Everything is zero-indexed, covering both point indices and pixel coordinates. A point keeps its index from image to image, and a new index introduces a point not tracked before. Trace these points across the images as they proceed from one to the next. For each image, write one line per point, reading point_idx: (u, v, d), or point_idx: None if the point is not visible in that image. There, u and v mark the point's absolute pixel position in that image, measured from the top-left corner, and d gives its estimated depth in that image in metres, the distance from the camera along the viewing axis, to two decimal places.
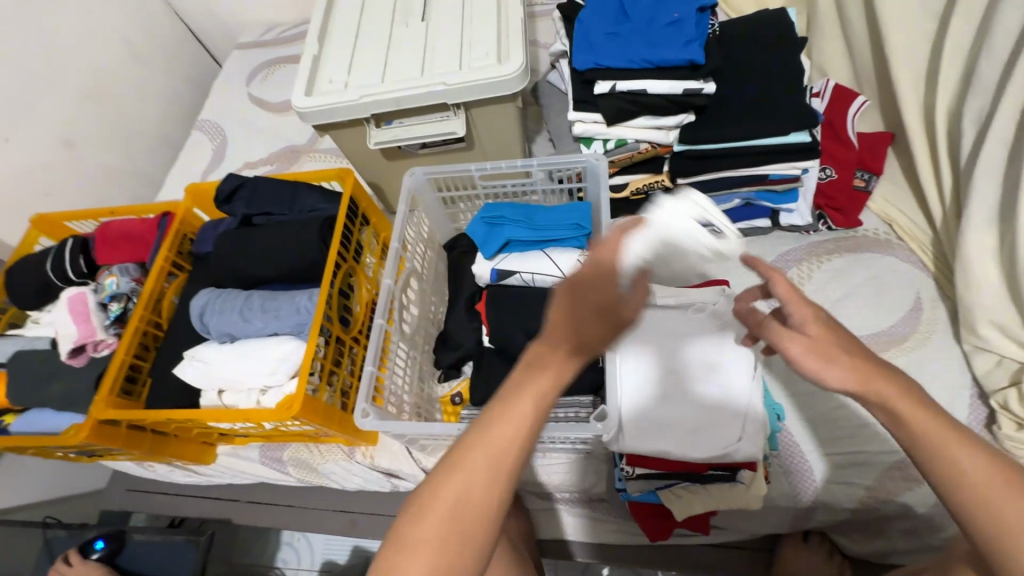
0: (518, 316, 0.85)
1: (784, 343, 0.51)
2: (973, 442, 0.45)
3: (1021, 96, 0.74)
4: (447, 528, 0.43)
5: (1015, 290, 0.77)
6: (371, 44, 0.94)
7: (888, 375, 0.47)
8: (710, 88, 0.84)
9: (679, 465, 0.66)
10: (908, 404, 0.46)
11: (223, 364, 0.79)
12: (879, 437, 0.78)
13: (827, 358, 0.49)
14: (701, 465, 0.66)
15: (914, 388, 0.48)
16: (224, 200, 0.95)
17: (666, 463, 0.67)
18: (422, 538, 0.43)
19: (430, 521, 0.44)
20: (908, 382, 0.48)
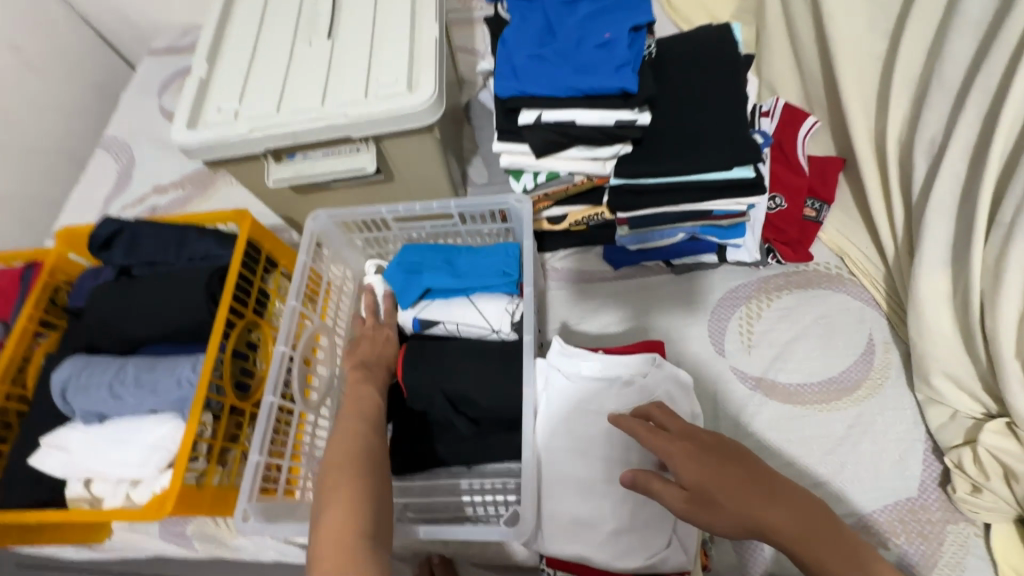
0: (437, 377, 0.76)
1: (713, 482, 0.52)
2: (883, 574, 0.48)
3: (974, 130, 0.68)
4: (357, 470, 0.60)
5: (970, 340, 0.71)
6: (268, 64, 0.82)
7: (801, 503, 0.51)
8: (644, 120, 0.76)
9: (604, 573, 0.64)
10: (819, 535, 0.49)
11: (88, 453, 0.68)
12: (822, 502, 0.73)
13: (752, 498, 0.51)
14: (627, 573, 0.63)
15: (825, 516, 0.51)
16: (100, 247, 0.82)
17: (592, 570, 0.64)
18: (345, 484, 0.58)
19: (345, 476, 0.59)
20: (809, 505, 0.52)
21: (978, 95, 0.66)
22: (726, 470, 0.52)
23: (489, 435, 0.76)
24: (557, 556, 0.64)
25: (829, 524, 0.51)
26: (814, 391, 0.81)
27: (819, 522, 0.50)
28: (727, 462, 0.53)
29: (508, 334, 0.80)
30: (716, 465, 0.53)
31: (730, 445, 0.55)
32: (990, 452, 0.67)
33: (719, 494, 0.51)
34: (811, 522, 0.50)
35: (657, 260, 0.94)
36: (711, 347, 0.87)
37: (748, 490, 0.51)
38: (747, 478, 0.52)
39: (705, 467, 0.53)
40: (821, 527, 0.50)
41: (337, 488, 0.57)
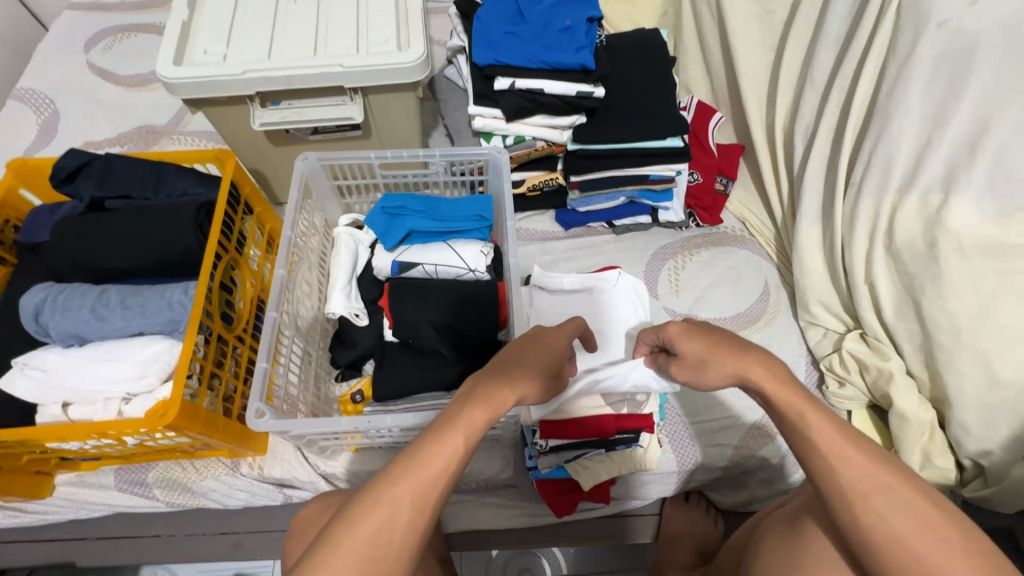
0: (423, 306, 0.84)
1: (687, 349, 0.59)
2: (836, 424, 0.51)
3: (835, 116, 0.92)
4: (418, 499, 0.48)
5: (834, 274, 0.94)
6: (252, 14, 0.86)
7: (760, 358, 0.54)
8: (600, 93, 0.91)
9: (589, 434, 0.76)
10: (773, 383, 0.53)
11: (72, 372, 0.67)
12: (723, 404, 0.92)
13: (735, 354, 0.55)
14: (611, 430, 0.76)
15: (790, 379, 0.54)
16: (64, 179, 0.80)
17: (580, 432, 0.75)
18: (395, 497, 0.47)
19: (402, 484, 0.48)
20: (772, 361, 0.55)
21: (837, 90, 0.90)
22: (710, 338, 0.57)
23: (470, 357, 0.85)
24: (551, 424, 0.76)
25: (797, 381, 0.54)
26: (727, 323, 1.01)
27: (780, 378, 0.54)
28: (711, 329, 0.58)
29: (483, 273, 0.90)
30: (704, 331, 0.58)
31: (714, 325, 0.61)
32: (851, 354, 0.90)
33: (703, 356, 0.57)
34: (784, 380, 0.53)
35: (601, 221, 1.10)
36: (647, 291, 1.05)
37: (728, 349, 0.55)
38: (733, 345, 0.56)
39: (691, 334, 0.58)
40: (788, 381, 0.53)
41: (391, 489, 0.47)
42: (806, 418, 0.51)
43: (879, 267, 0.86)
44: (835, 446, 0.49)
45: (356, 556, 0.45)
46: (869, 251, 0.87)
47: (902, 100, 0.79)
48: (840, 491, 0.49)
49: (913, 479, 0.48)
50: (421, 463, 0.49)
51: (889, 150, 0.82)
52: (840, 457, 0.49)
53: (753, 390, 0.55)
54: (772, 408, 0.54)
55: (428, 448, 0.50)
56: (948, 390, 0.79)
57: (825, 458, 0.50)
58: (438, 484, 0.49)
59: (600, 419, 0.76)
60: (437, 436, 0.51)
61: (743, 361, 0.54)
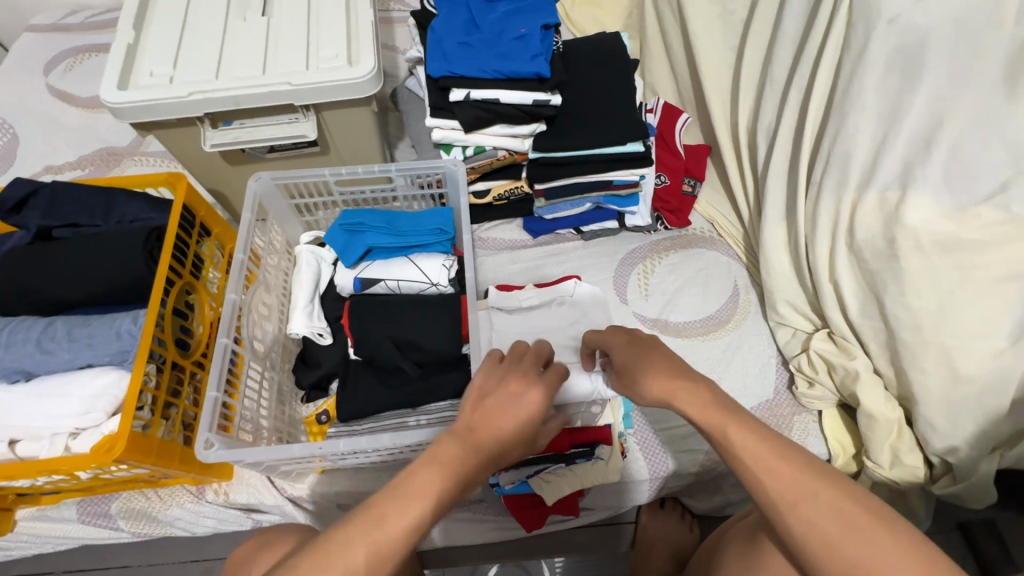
0: (384, 323, 0.83)
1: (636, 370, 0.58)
2: (758, 433, 0.50)
3: (794, 115, 0.92)
4: (374, 563, 0.44)
5: (801, 274, 0.94)
6: (200, 34, 0.85)
7: (686, 381, 0.54)
8: (557, 100, 0.90)
9: (546, 449, 0.77)
10: (698, 403, 0.52)
11: (17, 409, 0.66)
12: None
13: (664, 375, 0.55)
14: (565, 445, 0.77)
15: (714, 394, 0.53)
16: (10, 209, 0.79)
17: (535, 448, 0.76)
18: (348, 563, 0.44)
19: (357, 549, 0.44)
20: (700, 382, 0.54)
21: (794, 89, 0.90)
22: (647, 360, 0.58)
23: (434, 373, 0.83)
24: None
25: (720, 395, 0.53)
26: (697, 326, 1.01)
27: (705, 397, 0.53)
28: (647, 352, 0.60)
29: (445, 286, 0.89)
30: (645, 354, 0.59)
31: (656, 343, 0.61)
32: (819, 354, 0.89)
33: (640, 377, 0.58)
34: (708, 396, 0.53)
35: (569, 227, 1.09)
36: (616, 297, 1.04)
37: (665, 375, 0.55)
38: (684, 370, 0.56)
39: (633, 359, 0.60)
40: (710, 397, 0.53)
41: (343, 555, 0.44)
42: (729, 433, 0.50)
43: (843, 266, 0.85)
44: (757, 457, 0.48)
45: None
46: (832, 250, 0.87)
47: (857, 98, 0.79)
48: (771, 505, 0.47)
49: (840, 482, 0.47)
50: (381, 527, 0.46)
51: (847, 149, 0.81)
52: (763, 469, 0.48)
53: (680, 411, 0.54)
54: (699, 428, 0.53)
55: (390, 511, 0.46)
56: (913, 387, 0.79)
57: (751, 472, 0.48)
58: (394, 548, 0.45)
59: (554, 434, 0.77)
60: (397, 491, 0.48)
61: (669, 382, 0.55)
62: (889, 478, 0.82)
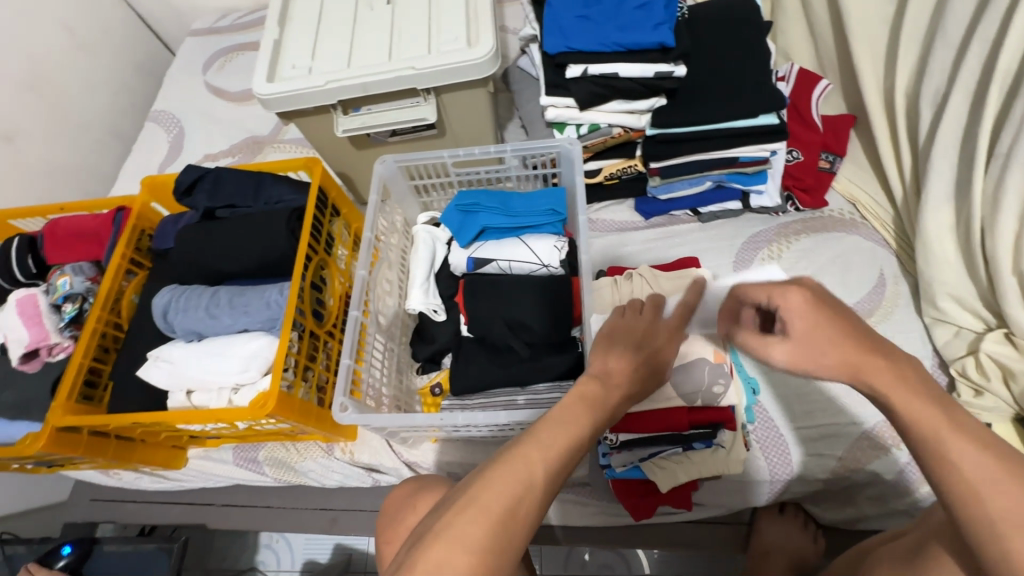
0: (496, 304, 0.84)
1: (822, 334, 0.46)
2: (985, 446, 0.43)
3: (976, 74, 0.77)
4: (551, 474, 0.47)
5: (972, 264, 0.80)
6: (334, 26, 0.91)
7: (894, 363, 0.46)
8: (680, 73, 0.84)
9: (664, 427, 0.73)
10: (906, 389, 0.45)
11: (190, 365, 0.76)
12: (834, 410, 0.82)
13: (856, 350, 0.46)
14: (684, 423, 0.72)
15: (923, 389, 0.45)
16: (184, 193, 0.91)
17: (652, 423, 0.73)
18: (529, 470, 0.46)
19: (535, 458, 0.47)
20: (910, 367, 0.46)
21: (976, 43, 0.76)
22: (839, 328, 0.46)
23: (543, 355, 0.84)
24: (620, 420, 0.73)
25: (931, 389, 0.46)
26: None
27: (914, 391, 0.45)
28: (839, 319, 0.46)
29: (556, 268, 0.89)
30: (829, 321, 0.46)
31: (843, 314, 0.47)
32: (992, 358, 0.76)
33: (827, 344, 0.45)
34: (916, 384, 0.45)
35: (685, 208, 1.03)
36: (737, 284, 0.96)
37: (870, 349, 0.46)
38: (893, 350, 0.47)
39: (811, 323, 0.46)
40: (918, 391, 0.45)
41: (519, 462, 0.47)
42: (940, 435, 0.44)
43: None
44: (977, 471, 0.42)
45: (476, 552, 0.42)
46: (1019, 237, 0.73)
47: None
48: (980, 519, 0.41)
49: None
50: (548, 441, 0.49)
51: None
52: (979, 478, 0.42)
53: (872, 394, 0.47)
54: (897, 417, 0.46)
55: (555, 428, 0.50)
56: None
57: (967, 485, 0.42)
58: (564, 464, 0.48)
59: (671, 410, 0.73)
60: (563, 419, 0.51)
61: (863, 361, 0.46)
62: None
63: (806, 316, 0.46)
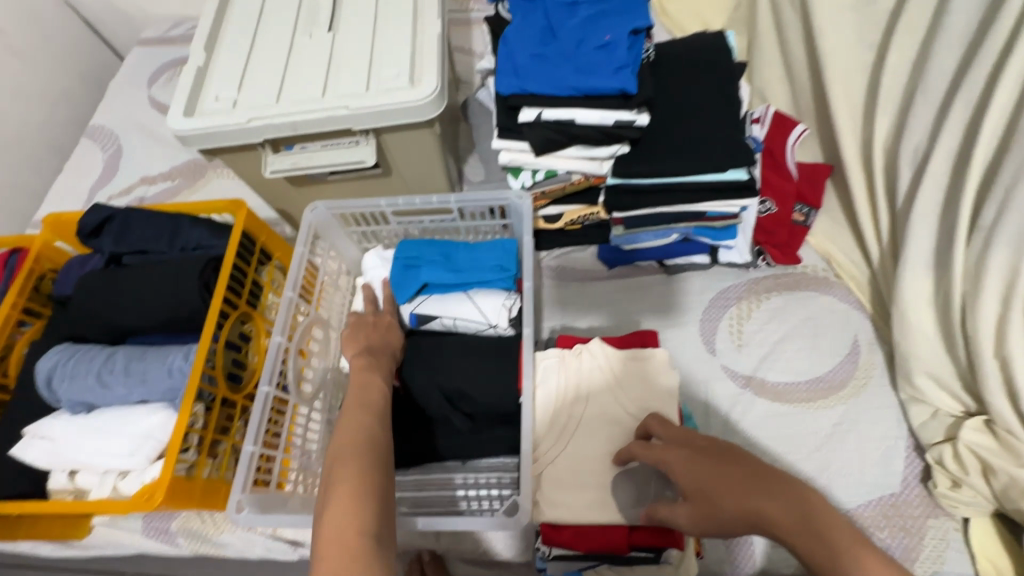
0: (433, 373, 0.76)
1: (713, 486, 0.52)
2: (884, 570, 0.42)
3: (958, 136, 0.71)
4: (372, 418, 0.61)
5: (951, 341, 0.74)
6: (267, 54, 0.82)
7: (785, 496, 0.48)
8: (643, 121, 0.77)
9: (599, 546, 0.65)
10: (795, 518, 0.47)
11: (73, 445, 0.66)
12: None
13: (745, 493, 0.50)
14: (622, 545, 0.64)
15: (814, 513, 0.47)
16: (88, 234, 0.81)
17: (584, 542, 0.65)
18: (354, 422, 0.60)
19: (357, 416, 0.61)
20: (800, 498, 0.48)
21: (959, 104, 0.70)
22: (724, 473, 0.52)
23: (486, 430, 0.76)
24: (555, 530, 0.66)
25: (821, 517, 0.46)
26: (803, 389, 0.84)
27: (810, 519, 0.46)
28: (723, 463, 0.53)
29: (505, 329, 0.81)
30: (713, 467, 0.53)
31: (726, 452, 0.55)
32: (969, 448, 0.69)
33: (714, 492, 0.51)
34: (798, 506, 0.47)
35: (651, 259, 0.95)
36: (702, 345, 0.89)
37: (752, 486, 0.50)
38: (782, 486, 0.49)
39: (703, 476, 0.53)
40: (808, 519, 0.46)
41: (349, 424, 0.59)
42: (836, 564, 0.44)
43: (1016, 339, 0.65)
44: None
45: (356, 523, 0.49)
46: (1001, 319, 0.66)
47: None
48: None
49: None
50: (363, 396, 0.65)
51: None
52: None
53: (771, 531, 0.48)
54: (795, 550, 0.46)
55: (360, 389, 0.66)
56: None
57: None
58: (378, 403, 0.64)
59: (608, 528, 0.65)
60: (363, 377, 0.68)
61: (751, 500, 0.49)
62: None
63: (687, 472, 0.55)
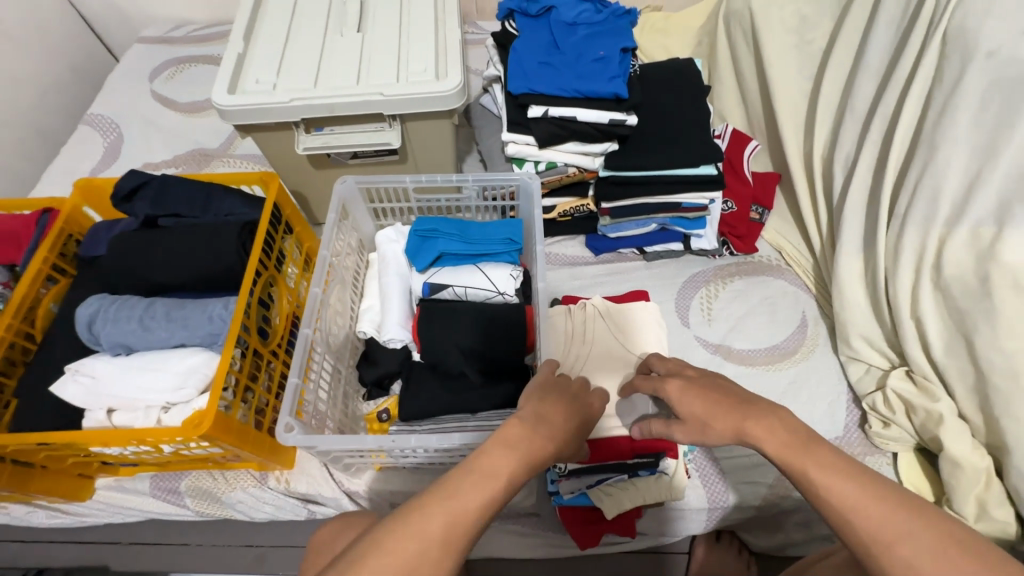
0: (450, 330, 0.84)
1: (700, 410, 0.57)
2: (844, 469, 0.49)
3: (878, 144, 0.90)
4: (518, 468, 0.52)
5: (878, 309, 0.90)
6: (302, 47, 0.92)
7: (765, 415, 0.54)
8: (632, 121, 0.91)
9: (607, 457, 0.77)
10: (773, 433, 0.52)
11: (116, 381, 0.70)
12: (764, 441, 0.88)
13: (732, 414, 0.55)
14: (627, 454, 0.77)
15: (788, 425, 0.53)
16: (123, 198, 0.86)
17: (594, 456, 0.77)
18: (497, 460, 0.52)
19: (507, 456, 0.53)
20: (774, 414, 0.54)
21: (877, 119, 0.89)
22: (713, 400, 0.57)
23: (497, 382, 0.84)
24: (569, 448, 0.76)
25: (795, 428, 0.52)
26: (762, 355, 0.98)
27: (787, 434, 0.52)
28: (712, 393, 0.58)
29: (511, 296, 0.91)
30: (698, 395, 0.59)
31: (712, 380, 0.60)
32: (897, 394, 0.85)
33: (705, 416, 0.57)
34: (778, 425, 0.53)
35: (632, 247, 1.09)
36: (678, 319, 1.02)
37: (734, 410, 0.55)
38: (761, 406, 0.55)
39: (695, 400, 0.59)
40: (784, 433, 0.52)
41: (498, 454, 0.52)
42: (806, 470, 0.49)
43: (927, 300, 0.81)
44: (843, 492, 0.47)
45: (425, 552, 0.45)
46: (915, 285, 0.83)
47: (950, 130, 0.78)
48: (861, 541, 0.45)
49: (949, 533, 0.44)
50: (525, 448, 0.54)
51: (936, 181, 0.80)
52: (846, 504, 0.47)
53: (752, 445, 0.54)
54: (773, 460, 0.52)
55: (529, 441, 0.55)
56: (1006, 437, 0.74)
57: (839, 511, 0.47)
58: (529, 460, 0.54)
59: (615, 442, 0.77)
60: (537, 428, 0.57)
61: (737, 420, 0.54)
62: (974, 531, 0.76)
63: (681, 400, 0.60)
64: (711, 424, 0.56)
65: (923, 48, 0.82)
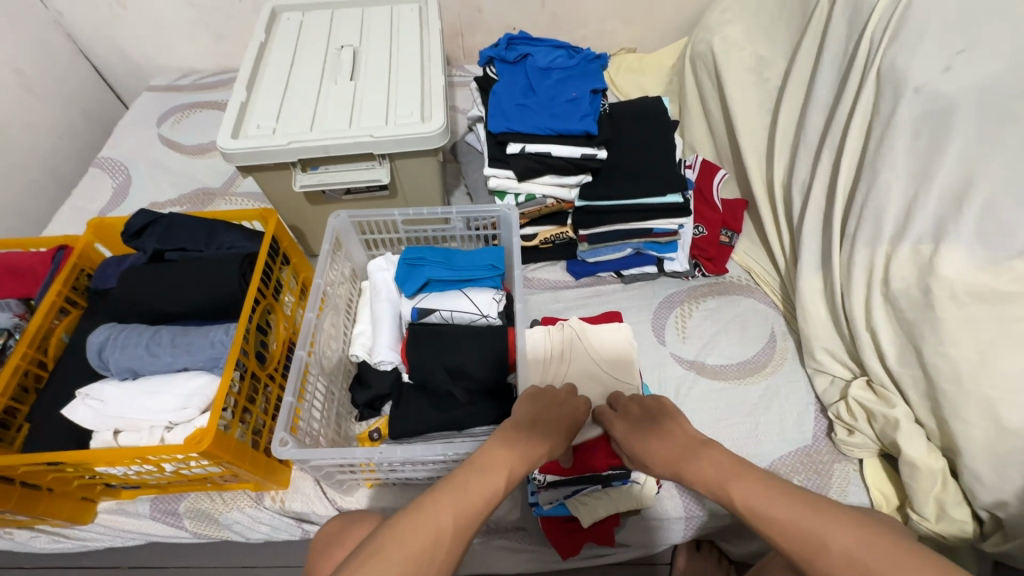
0: (437, 350, 0.89)
1: (649, 449, 0.68)
2: (765, 487, 0.57)
3: (828, 171, 0.98)
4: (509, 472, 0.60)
5: (838, 323, 0.96)
6: (299, 94, 1.00)
7: (701, 452, 0.63)
8: (603, 154, 0.99)
9: (583, 469, 0.81)
10: (706, 467, 0.61)
11: (124, 403, 0.76)
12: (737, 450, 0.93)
13: (673, 453, 0.65)
14: (602, 466, 0.81)
15: (719, 458, 0.62)
16: (133, 235, 0.93)
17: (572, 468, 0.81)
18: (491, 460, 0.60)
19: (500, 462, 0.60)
20: (710, 450, 0.63)
21: (826, 149, 0.97)
22: (659, 441, 0.68)
23: (481, 399, 0.89)
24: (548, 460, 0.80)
25: (726, 461, 0.61)
26: (735, 369, 1.03)
27: (721, 465, 0.61)
28: (659, 435, 0.69)
29: (494, 318, 0.97)
30: (652, 438, 0.69)
31: (660, 417, 0.71)
32: (858, 402, 0.90)
33: (653, 455, 0.67)
34: (710, 459, 0.62)
35: (609, 271, 1.16)
36: (654, 338, 1.08)
37: (675, 447, 0.66)
38: (694, 441, 0.65)
39: (646, 442, 0.69)
40: (717, 465, 0.61)
41: (493, 456, 0.61)
42: (732, 494, 0.58)
43: (879, 313, 0.87)
44: (767, 512, 0.55)
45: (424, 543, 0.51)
46: (868, 300, 0.89)
47: (888, 157, 0.86)
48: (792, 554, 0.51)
49: (859, 528, 0.50)
50: (514, 452, 0.62)
51: (879, 204, 0.87)
52: (770, 525, 0.54)
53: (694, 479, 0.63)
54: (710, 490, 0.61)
55: (519, 448, 0.63)
56: (957, 438, 0.79)
57: (771, 531, 0.54)
58: (519, 464, 0.62)
59: (592, 454, 0.81)
60: (526, 437, 0.65)
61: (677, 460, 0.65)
62: (935, 531, 0.80)
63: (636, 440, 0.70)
64: (658, 460, 0.66)
65: (861, 85, 0.91)
